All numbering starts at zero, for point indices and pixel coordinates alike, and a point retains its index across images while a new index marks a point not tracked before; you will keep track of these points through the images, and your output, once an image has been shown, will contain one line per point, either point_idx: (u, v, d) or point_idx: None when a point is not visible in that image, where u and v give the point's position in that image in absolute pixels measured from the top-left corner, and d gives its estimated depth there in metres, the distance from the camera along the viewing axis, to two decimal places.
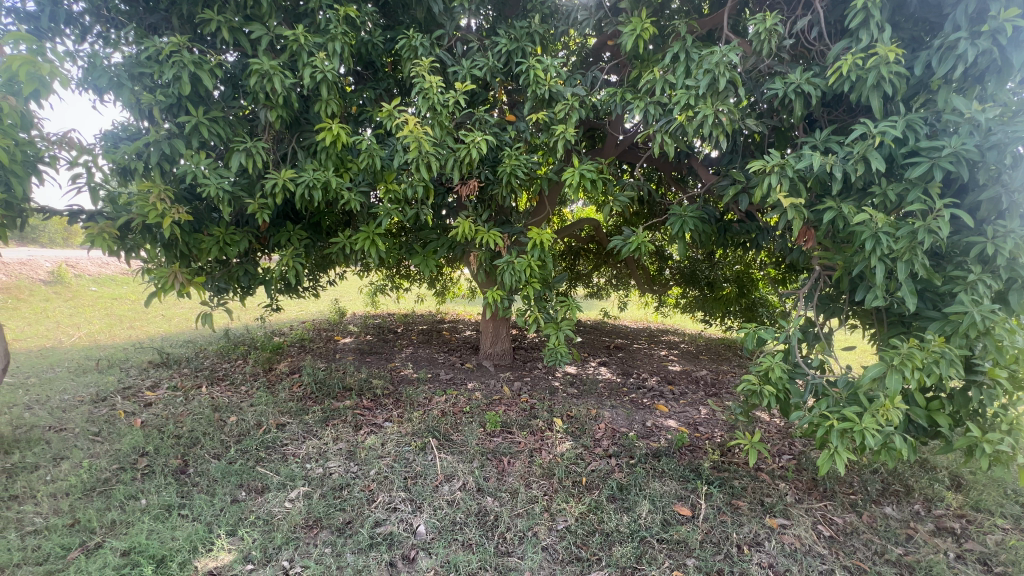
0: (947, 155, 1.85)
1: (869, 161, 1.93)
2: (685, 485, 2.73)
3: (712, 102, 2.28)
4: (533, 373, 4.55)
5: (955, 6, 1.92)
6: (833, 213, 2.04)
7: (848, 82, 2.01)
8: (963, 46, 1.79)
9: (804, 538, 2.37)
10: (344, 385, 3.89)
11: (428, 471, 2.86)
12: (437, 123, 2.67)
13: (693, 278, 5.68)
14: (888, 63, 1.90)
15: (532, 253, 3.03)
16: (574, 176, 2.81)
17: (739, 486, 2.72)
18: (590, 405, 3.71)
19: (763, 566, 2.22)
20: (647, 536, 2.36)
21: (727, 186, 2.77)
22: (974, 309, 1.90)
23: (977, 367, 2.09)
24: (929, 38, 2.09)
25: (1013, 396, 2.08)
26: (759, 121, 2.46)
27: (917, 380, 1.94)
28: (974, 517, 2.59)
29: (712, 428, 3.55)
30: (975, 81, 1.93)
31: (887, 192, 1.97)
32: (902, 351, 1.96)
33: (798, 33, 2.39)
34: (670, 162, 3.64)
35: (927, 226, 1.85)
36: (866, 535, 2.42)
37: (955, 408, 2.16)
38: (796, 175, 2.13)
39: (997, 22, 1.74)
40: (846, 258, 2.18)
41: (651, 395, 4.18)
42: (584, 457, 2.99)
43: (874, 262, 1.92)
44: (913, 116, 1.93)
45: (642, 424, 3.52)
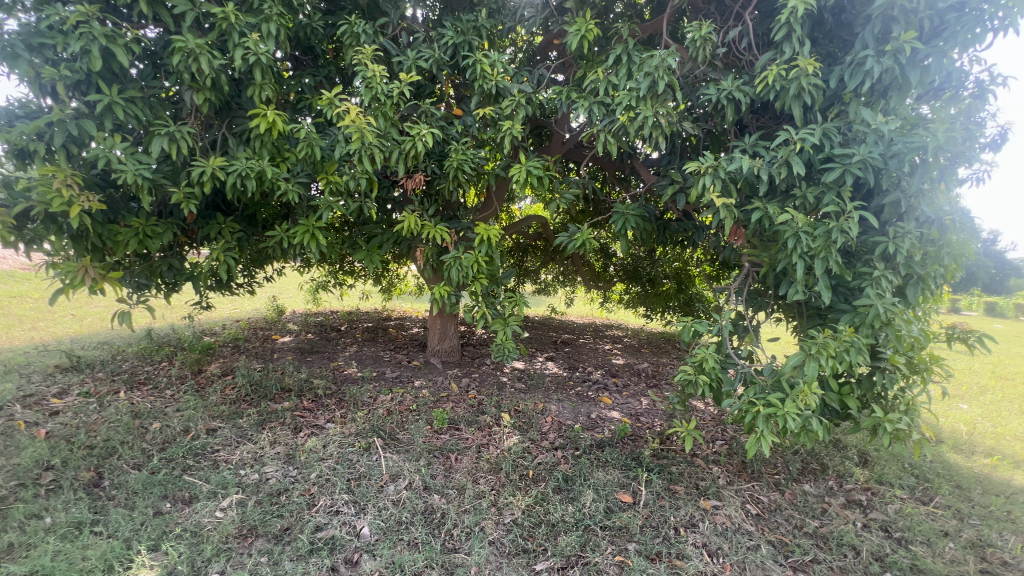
0: (857, 162, 2.03)
1: (791, 165, 2.08)
2: (627, 473, 2.83)
3: (652, 104, 2.37)
4: (481, 369, 4.55)
5: (863, 26, 2.10)
6: (759, 213, 2.18)
7: (773, 91, 2.14)
8: (871, 63, 1.97)
9: (734, 517, 2.51)
10: (283, 386, 3.70)
11: (373, 472, 2.79)
12: (380, 115, 2.60)
13: (636, 274, 5.92)
14: (808, 75, 2.05)
15: (479, 249, 3.03)
16: (521, 172, 2.83)
17: (677, 472, 2.86)
18: (537, 400, 3.78)
19: (698, 546, 2.33)
20: (592, 524, 2.42)
21: (666, 186, 2.88)
22: (878, 302, 2.11)
23: (881, 354, 2.32)
24: (841, 54, 2.28)
25: (910, 378, 2.33)
26: (695, 125, 2.58)
27: (831, 367, 2.13)
28: (877, 490, 2.86)
29: (653, 417, 3.72)
30: (880, 96, 2.12)
31: (806, 194, 2.14)
32: (818, 341, 2.15)
33: (731, 42, 2.52)
34: (613, 161, 3.76)
35: (840, 227, 2.02)
36: (788, 511, 2.61)
37: (863, 391, 2.37)
38: (728, 176, 2.25)
39: (898, 43, 1.94)
40: (771, 256, 2.34)
41: (595, 388, 4.32)
42: (530, 451, 3.03)
43: (796, 259, 2.08)
44: (828, 125, 2.09)
45: (586, 416, 3.62)
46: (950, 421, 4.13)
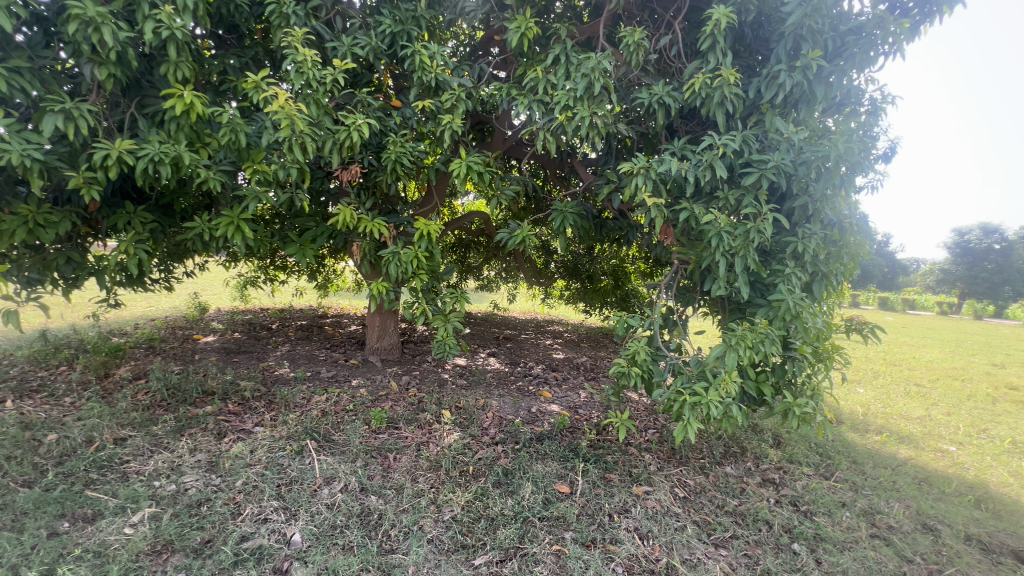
0: (772, 168, 2.20)
1: (715, 169, 2.22)
2: (564, 464, 2.90)
3: (589, 105, 2.43)
4: (422, 367, 4.49)
5: (777, 42, 2.28)
6: (687, 213, 2.30)
7: (699, 98, 2.27)
8: (783, 77, 2.14)
9: (663, 501, 2.63)
10: (205, 389, 3.44)
11: (305, 476, 2.67)
12: (312, 102, 2.47)
13: (576, 271, 6.10)
14: (730, 85, 2.19)
15: (418, 244, 2.97)
16: (461, 168, 2.81)
17: (612, 461, 2.98)
18: (478, 396, 3.79)
19: (630, 530, 2.40)
20: (530, 516, 2.45)
21: (602, 185, 2.98)
22: (789, 297, 2.30)
23: (792, 344, 2.54)
24: (759, 67, 2.46)
25: (815, 366, 2.57)
26: (629, 127, 2.69)
27: (748, 357, 2.30)
28: (789, 468, 3.12)
29: (590, 409, 3.85)
30: (791, 107, 2.31)
31: (728, 196, 2.28)
32: (738, 333, 2.32)
33: (662, 49, 2.64)
34: (553, 160, 3.84)
35: (757, 227, 2.18)
36: (712, 493, 2.77)
37: (776, 378, 2.58)
38: (659, 178, 2.36)
39: (807, 60, 2.12)
40: (697, 254, 2.49)
41: (536, 382, 4.40)
42: (471, 447, 3.03)
43: (719, 257, 2.22)
44: (747, 132, 2.25)
45: (527, 411, 3.68)
46: (848, 403, 4.61)
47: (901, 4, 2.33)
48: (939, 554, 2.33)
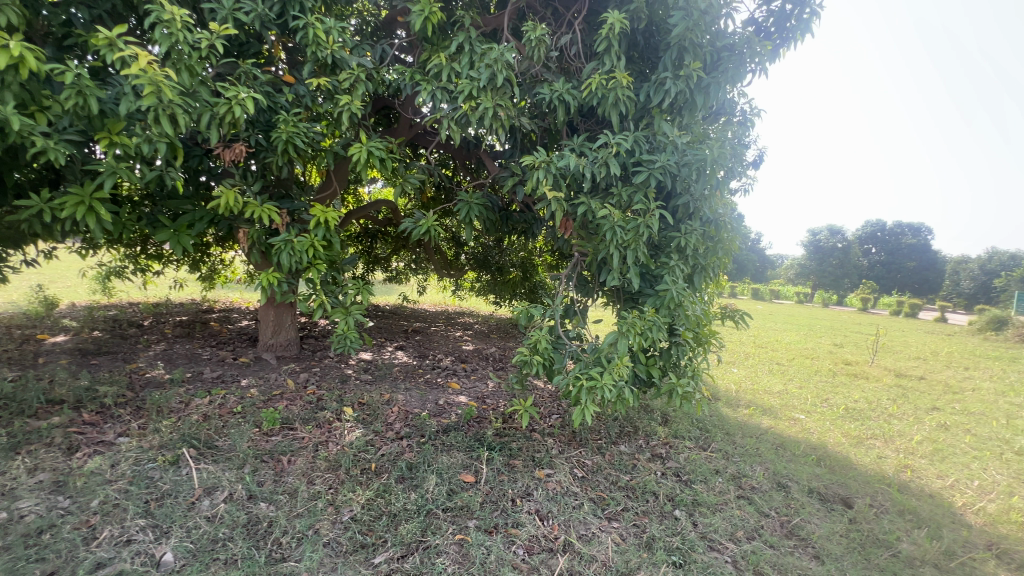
0: (659, 168, 2.38)
1: (610, 166, 2.35)
2: (470, 454, 2.92)
3: (492, 96, 2.45)
4: (323, 363, 4.24)
5: (665, 51, 2.46)
6: (584, 207, 2.41)
7: (596, 97, 2.38)
8: (669, 84, 2.32)
9: (563, 482, 2.76)
10: (50, 397, 2.93)
11: (180, 488, 2.39)
12: (183, 68, 2.18)
13: (486, 263, 6.18)
14: (623, 87, 2.32)
15: (315, 232, 2.77)
16: (361, 153, 2.66)
17: (516, 447, 3.06)
18: (384, 391, 3.68)
19: (531, 512, 2.49)
20: (433, 509, 2.43)
21: (507, 177, 3.02)
22: (673, 287, 2.51)
23: (677, 330, 2.78)
24: (649, 73, 2.64)
25: (695, 349, 2.84)
26: (532, 121, 2.75)
27: (638, 343, 2.48)
28: (674, 443, 3.43)
29: (497, 398, 3.92)
30: (676, 113, 2.51)
31: (621, 193, 2.43)
32: (629, 320, 2.49)
33: (563, 48, 2.73)
34: (461, 150, 3.82)
35: (646, 222, 2.35)
36: (607, 470, 2.96)
37: (664, 361, 2.81)
38: (559, 172, 2.44)
39: (688, 70, 2.32)
40: (594, 246, 2.62)
41: (444, 374, 4.38)
42: (373, 443, 2.93)
43: (613, 249, 2.36)
44: (638, 133, 2.40)
45: (434, 403, 3.64)
46: (724, 382, 5.20)
47: (766, 29, 2.63)
48: (789, 507, 2.70)
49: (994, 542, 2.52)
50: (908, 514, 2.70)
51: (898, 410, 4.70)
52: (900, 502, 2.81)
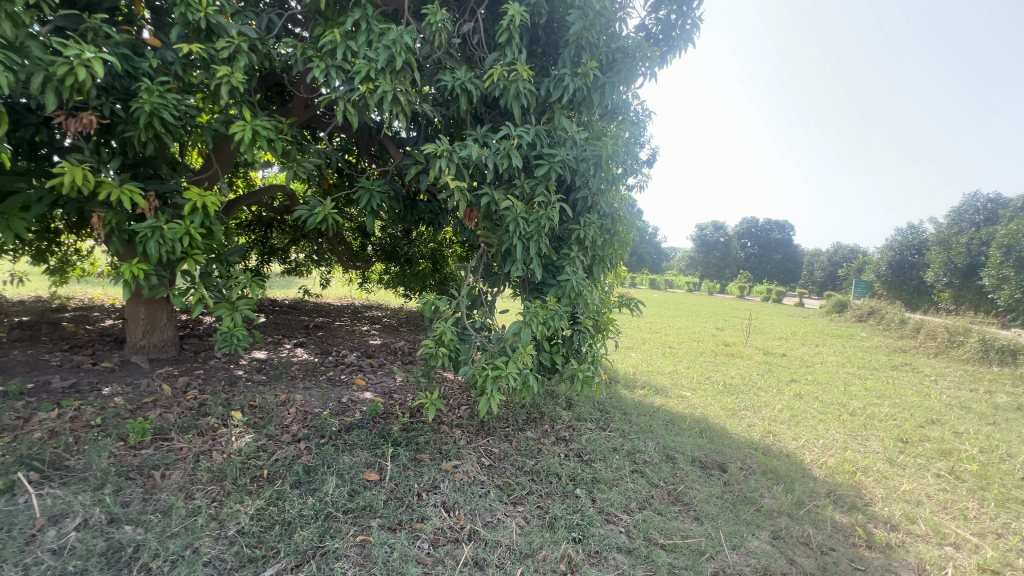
0: (559, 161, 2.45)
1: (512, 158, 2.37)
2: (374, 452, 2.82)
3: (392, 79, 2.34)
4: (207, 364, 3.83)
5: (564, 48, 2.53)
6: (487, 198, 2.42)
7: (498, 88, 2.38)
8: (567, 80, 2.39)
9: (470, 472, 2.78)
10: None
11: (15, 519, 2.01)
12: (4, 17, 1.80)
13: (394, 254, 6.01)
14: (524, 80, 2.35)
15: (191, 219, 2.41)
16: (245, 131, 2.37)
17: (423, 441, 3.01)
18: (279, 392, 3.42)
19: (437, 505, 2.47)
20: (333, 511, 2.31)
21: (410, 165, 2.93)
22: (574, 277, 2.62)
23: (578, 318, 2.91)
24: (550, 69, 2.70)
25: (595, 336, 3.00)
26: (435, 109, 2.68)
27: (540, 331, 2.55)
28: (577, 426, 3.61)
29: (405, 393, 3.84)
30: (575, 109, 2.61)
31: (524, 185, 2.47)
32: (531, 310, 2.54)
33: (466, 36, 2.69)
34: (363, 135, 3.63)
35: (547, 215, 2.42)
36: (513, 457, 3.03)
37: (566, 348, 2.93)
38: (462, 162, 2.42)
39: (585, 68, 2.41)
40: (498, 237, 2.64)
41: (348, 370, 4.18)
42: (266, 448, 2.71)
43: (516, 240, 2.39)
44: (539, 127, 2.45)
45: (336, 402, 3.46)
46: (624, 365, 5.59)
47: (654, 36, 2.82)
48: (675, 476, 2.97)
49: (832, 489, 2.99)
50: (769, 473, 3.11)
51: (765, 383, 5.39)
52: (764, 463, 3.23)
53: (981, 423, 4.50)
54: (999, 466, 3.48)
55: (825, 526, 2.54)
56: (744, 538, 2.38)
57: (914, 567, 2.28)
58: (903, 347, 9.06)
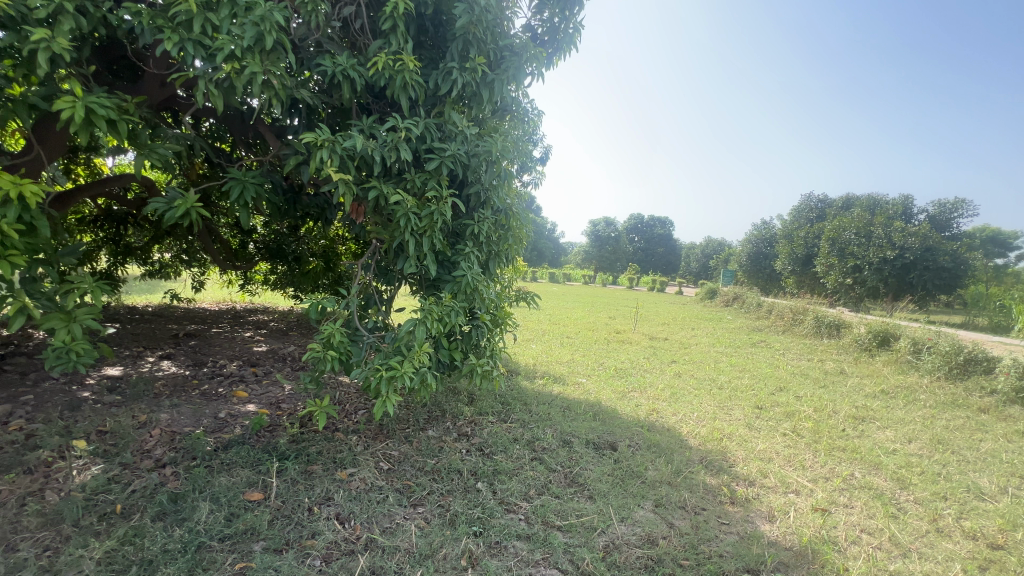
0: (449, 156, 2.43)
1: (400, 151, 2.29)
2: (257, 470, 2.57)
3: (261, 60, 2.12)
4: (40, 387, 3.20)
5: (452, 42, 2.50)
6: (375, 191, 2.31)
7: (383, 78, 2.28)
8: (455, 74, 2.37)
9: (367, 478, 2.66)
10: None
11: None
12: None
13: (280, 252, 5.57)
14: (411, 71, 2.28)
15: (1, 211, 1.92)
16: (75, 108, 1.93)
17: (314, 452, 2.82)
18: (138, 412, 2.98)
19: (330, 518, 2.32)
20: (206, 541, 2.05)
21: (289, 155, 2.69)
22: (468, 272, 2.62)
23: (476, 313, 2.91)
24: (438, 62, 2.66)
25: (492, 330, 3.03)
26: (315, 95, 2.49)
27: (436, 328, 2.51)
28: (479, 420, 3.64)
29: (295, 401, 3.57)
30: (464, 104, 2.60)
31: (414, 179, 2.40)
32: (426, 307, 2.49)
33: (347, 20, 2.54)
34: (235, 120, 3.26)
35: (439, 209, 2.38)
36: (413, 458, 2.96)
37: (464, 344, 2.92)
38: (345, 153, 2.28)
39: (474, 63, 2.40)
40: (389, 233, 2.54)
41: (227, 382, 3.77)
42: (120, 479, 2.34)
43: (408, 236, 2.32)
44: (428, 120, 2.40)
45: (211, 419, 3.10)
46: (525, 357, 5.76)
47: (539, 37, 2.92)
48: (571, 459, 3.13)
49: (704, 456, 3.37)
50: (653, 447, 3.42)
51: (650, 366, 5.91)
52: (649, 438, 3.54)
53: (815, 387, 5.39)
54: (827, 421, 4.20)
55: (698, 489, 2.86)
56: (631, 509, 2.58)
57: (766, 515, 2.65)
58: (759, 327, 10.51)
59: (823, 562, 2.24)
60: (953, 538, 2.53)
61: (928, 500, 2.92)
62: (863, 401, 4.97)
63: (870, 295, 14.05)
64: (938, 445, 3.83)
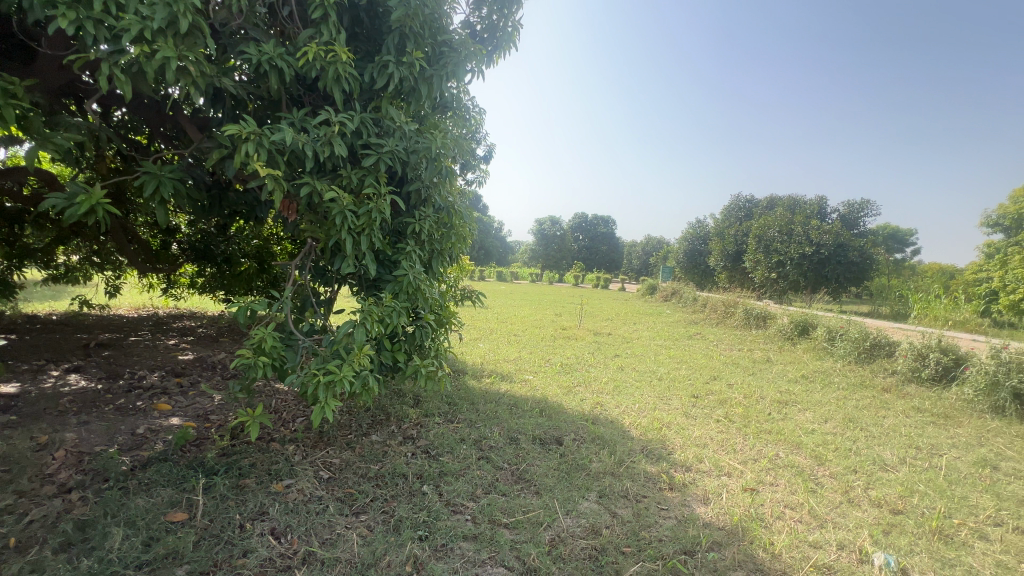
0: (387, 152, 2.36)
1: (334, 146, 2.20)
2: (181, 488, 2.38)
3: (176, 44, 1.95)
4: None
5: (388, 34, 2.44)
6: (308, 187, 2.20)
7: (314, 69, 2.17)
8: (392, 68, 2.30)
9: (306, 489, 2.55)
10: None
11: None
12: None
13: (207, 253, 5.21)
14: (344, 63, 2.19)
15: None
16: None
17: (247, 465, 2.66)
18: (38, 433, 2.67)
19: (264, 533, 2.18)
20: (120, 569, 1.84)
21: (211, 148, 2.50)
22: (410, 271, 2.56)
23: (419, 313, 2.86)
24: (374, 54, 2.57)
25: (436, 330, 2.99)
26: (239, 85, 2.33)
27: (376, 329, 2.42)
28: (425, 422, 3.58)
29: (225, 412, 3.35)
30: (402, 98, 2.53)
31: (350, 175, 2.31)
32: (365, 308, 2.40)
33: (274, 6, 2.40)
34: (150, 110, 2.99)
35: (378, 207, 2.31)
36: (355, 465, 2.86)
37: (408, 345, 2.86)
38: (274, 147, 2.15)
39: (411, 57, 2.35)
40: (325, 233, 2.44)
41: (146, 394, 3.47)
42: (15, 510, 2.08)
43: (344, 235, 2.23)
44: (363, 114, 2.31)
45: (128, 435, 2.83)
46: (472, 356, 5.74)
47: (479, 35, 2.90)
48: (517, 456, 3.15)
49: (645, 445, 3.51)
50: (597, 439, 3.51)
51: (595, 360, 6.07)
52: (593, 431, 3.64)
53: (745, 374, 5.76)
54: (755, 406, 4.50)
55: (639, 478, 2.97)
56: (576, 502, 2.64)
57: (701, 498, 2.80)
58: (695, 320, 11.11)
59: (752, 538, 2.40)
60: (862, 507, 2.79)
61: (841, 474, 3.19)
62: (786, 386, 5.38)
63: (792, 288, 15.22)
64: (849, 423, 4.21)
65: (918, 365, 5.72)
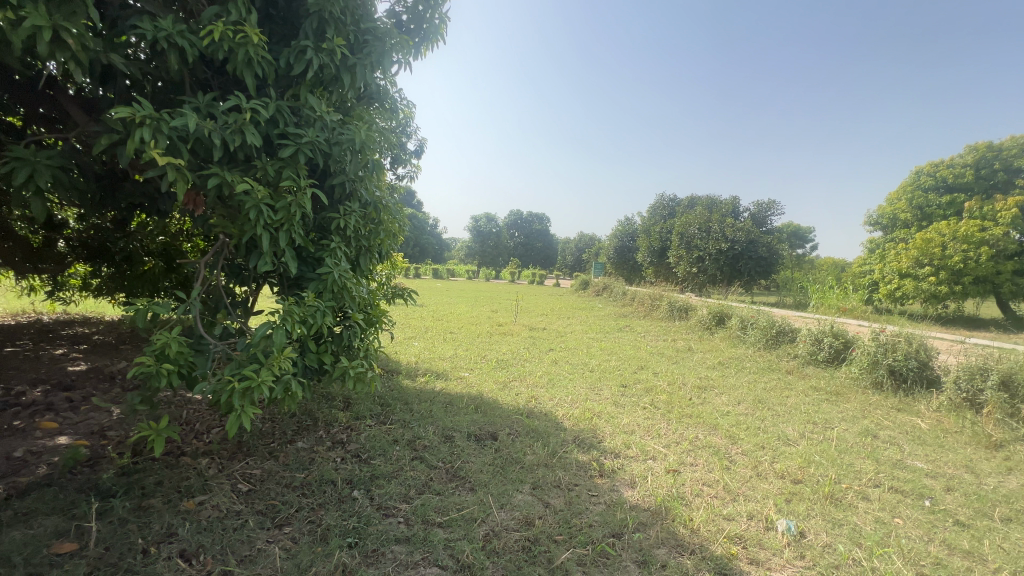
0: (307, 143, 2.23)
1: (246, 134, 2.04)
2: (70, 516, 2.11)
3: (49, 11, 1.71)
4: None
5: (305, 18, 2.30)
6: (217, 179, 2.02)
7: (221, 50, 2.00)
8: (310, 54, 2.17)
9: (221, 505, 2.36)
10: None
11: None
12: None
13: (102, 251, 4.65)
14: (256, 46, 2.03)
15: None
16: None
17: (152, 484, 2.41)
18: None
19: (173, 556, 1.99)
20: None
21: (99, 133, 2.22)
22: (335, 269, 2.44)
23: (346, 312, 2.73)
24: (291, 38, 2.42)
25: (365, 330, 2.88)
26: (132, 62, 2.09)
27: (298, 331, 2.29)
28: (355, 425, 3.45)
29: (126, 427, 3.02)
30: (323, 86, 2.40)
31: (265, 167, 2.16)
32: (285, 308, 2.25)
33: None
34: (23, 87, 2.60)
35: (297, 201, 2.18)
36: (278, 475, 2.70)
37: (334, 346, 2.72)
38: (175, 133, 1.95)
39: (331, 44, 2.23)
40: (237, 228, 2.25)
41: (27, 412, 3.05)
42: None
43: (259, 231, 2.08)
44: (279, 102, 2.17)
45: (2, 461, 2.47)
46: (406, 355, 5.60)
47: (404, 25, 2.82)
48: (452, 454, 3.13)
49: (577, 434, 3.63)
50: (531, 432, 3.57)
51: (530, 355, 6.17)
52: (528, 424, 3.70)
53: (669, 363, 6.12)
54: (677, 393, 4.80)
55: (571, 467, 3.06)
56: (510, 495, 2.67)
57: (629, 482, 2.94)
58: (624, 312, 11.64)
59: (674, 516, 2.55)
60: (769, 479, 3.07)
61: (751, 451, 3.49)
62: (705, 372, 5.78)
63: (710, 282, 16.38)
64: (758, 404, 4.60)
65: (815, 349, 6.38)
